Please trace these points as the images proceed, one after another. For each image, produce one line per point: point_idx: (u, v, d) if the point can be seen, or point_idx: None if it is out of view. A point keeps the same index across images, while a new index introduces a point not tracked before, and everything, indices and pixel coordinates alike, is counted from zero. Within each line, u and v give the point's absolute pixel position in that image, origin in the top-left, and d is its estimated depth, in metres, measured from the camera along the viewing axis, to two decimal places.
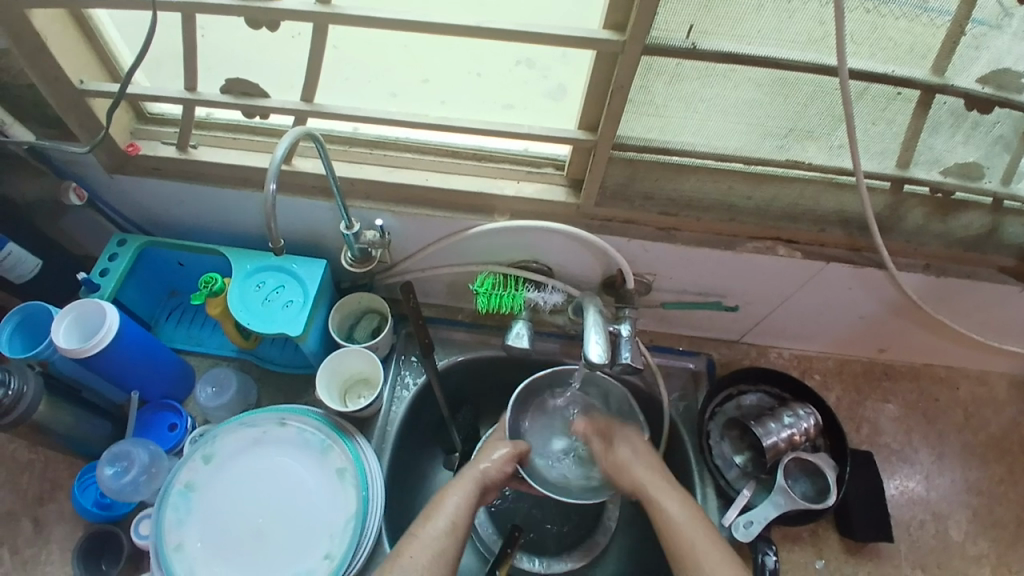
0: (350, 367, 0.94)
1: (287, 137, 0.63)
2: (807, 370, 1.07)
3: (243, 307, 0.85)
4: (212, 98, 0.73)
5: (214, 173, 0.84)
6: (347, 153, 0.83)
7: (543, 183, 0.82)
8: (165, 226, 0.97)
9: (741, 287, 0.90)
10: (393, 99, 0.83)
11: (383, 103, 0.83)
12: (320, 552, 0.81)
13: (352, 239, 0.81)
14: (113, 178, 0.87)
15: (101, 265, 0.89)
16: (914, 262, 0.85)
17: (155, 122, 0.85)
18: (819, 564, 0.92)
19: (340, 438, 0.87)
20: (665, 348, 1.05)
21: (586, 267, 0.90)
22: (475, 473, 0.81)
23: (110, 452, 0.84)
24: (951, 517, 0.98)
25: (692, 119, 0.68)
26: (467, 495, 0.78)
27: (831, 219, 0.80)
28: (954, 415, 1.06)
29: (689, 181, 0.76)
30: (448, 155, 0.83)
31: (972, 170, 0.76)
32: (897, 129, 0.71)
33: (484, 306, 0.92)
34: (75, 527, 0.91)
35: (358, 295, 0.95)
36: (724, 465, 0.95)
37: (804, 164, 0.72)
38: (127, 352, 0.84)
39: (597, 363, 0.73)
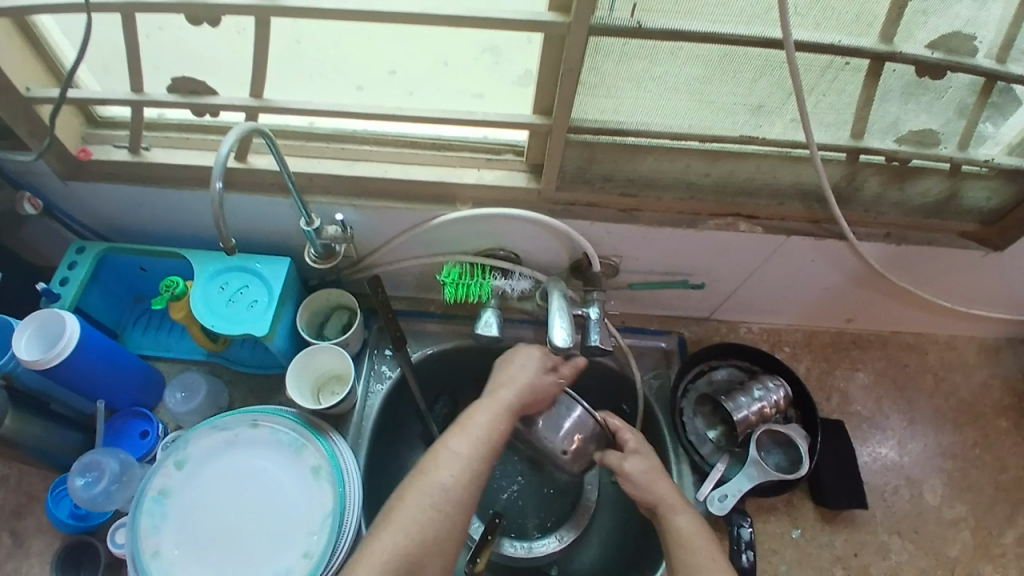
0: (323, 366, 0.94)
1: (234, 133, 0.62)
2: (777, 343, 1.08)
3: (206, 308, 0.84)
4: (160, 98, 0.72)
5: (169, 175, 0.83)
6: (305, 148, 0.82)
7: (504, 169, 0.82)
8: (126, 232, 0.95)
9: (707, 265, 0.91)
10: (357, 93, 0.80)
11: (343, 96, 0.79)
12: (298, 551, 0.81)
13: (313, 235, 0.80)
14: (69, 185, 0.85)
15: (60, 274, 0.88)
16: (876, 232, 0.87)
17: (106, 126, 0.83)
18: (796, 534, 0.94)
19: (314, 436, 0.86)
20: (637, 328, 1.05)
21: (553, 252, 0.90)
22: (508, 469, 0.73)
23: (80, 463, 0.82)
24: (926, 481, 1.00)
25: (645, 98, 0.67)
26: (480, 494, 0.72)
27: (788, 193, 0.80)
28: (924, 380, 1.08)
29: (646, 162, 0.75)
30: (406, 146, 0.82)
31: (928, 137, 0.76)
32: (848, 100, 0.72)
33: (452, 296, 0.92)
34: (52, 539, 0.90)
35: (326, 292, 0.94)
36: (698, 440, 0.96)
37: (758, 139, 0.71)
38: (91, 362, 0.83)
39: (562, 347, 0.73)
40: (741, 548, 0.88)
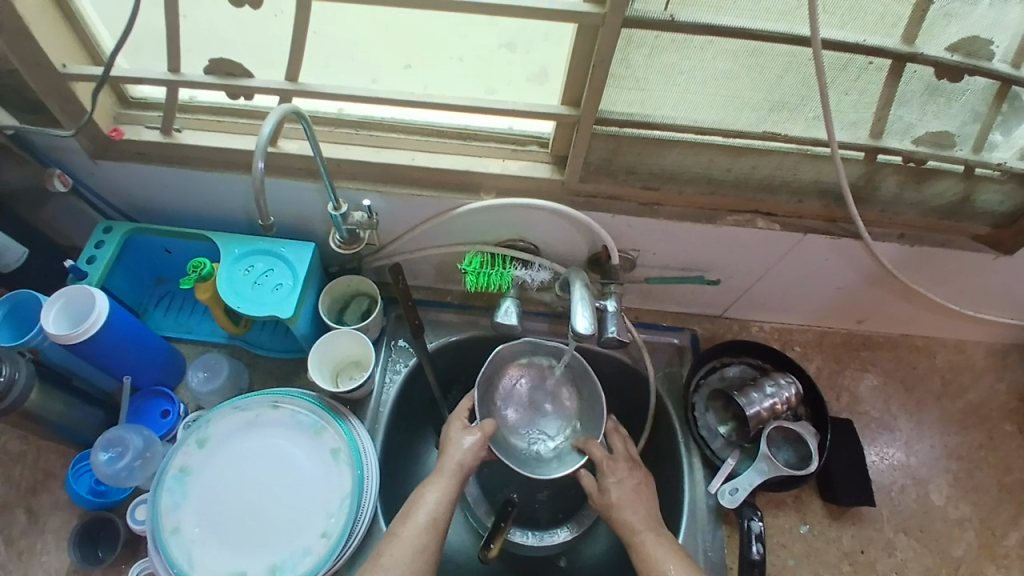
0: (342, 351, 0.95)
1: (274, 116, 0.64)
2: (789, 342, 1.10)
3: (232, 289, 0.86)
4: (196, 79, 0.73)
5: (199, 157, 0.84)
6: (333, 134, 0.84)
7: (528, 160, 0.83)
8: (152, 214, 0.97)
9: (725, 259, 0.92)
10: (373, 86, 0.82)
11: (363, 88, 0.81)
12: (316, 531, 0.82)
13: (340, 219, 0.82)
14: (98, 164, 0.86)
15: (87, 252, 0.89)
16: (890, 232, 0.89)
17: (138, 107, 0.85)
18: (805, 529, 0.95)
19: (333, 419, 0.88)
20: (650, 324, 1.07)
21: (572, 244, 0.92)
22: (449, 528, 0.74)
23: (104, 438, 0.83)
24: (933, 481, 1.01)
25: (673, 91, 0.69)
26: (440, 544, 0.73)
27: (808, 190, 0.82)
28: (932, 382, 1.10)
29: (670, 155, 0.77)
30: (433, 134, 0.84)
31: (944, 139, 0.78)
32: (870, 98, 0.74)
33: (472, 285, 0.93)
34: (68, 515, 0.91)
35: (346, 280, 0.96)
36: (710, 435, 0.98)
37: (780, 136, 0.73)
38: (116, 339, 0.84)
39: (584, 334, 0.73)
40: (751, 540, 0.89)
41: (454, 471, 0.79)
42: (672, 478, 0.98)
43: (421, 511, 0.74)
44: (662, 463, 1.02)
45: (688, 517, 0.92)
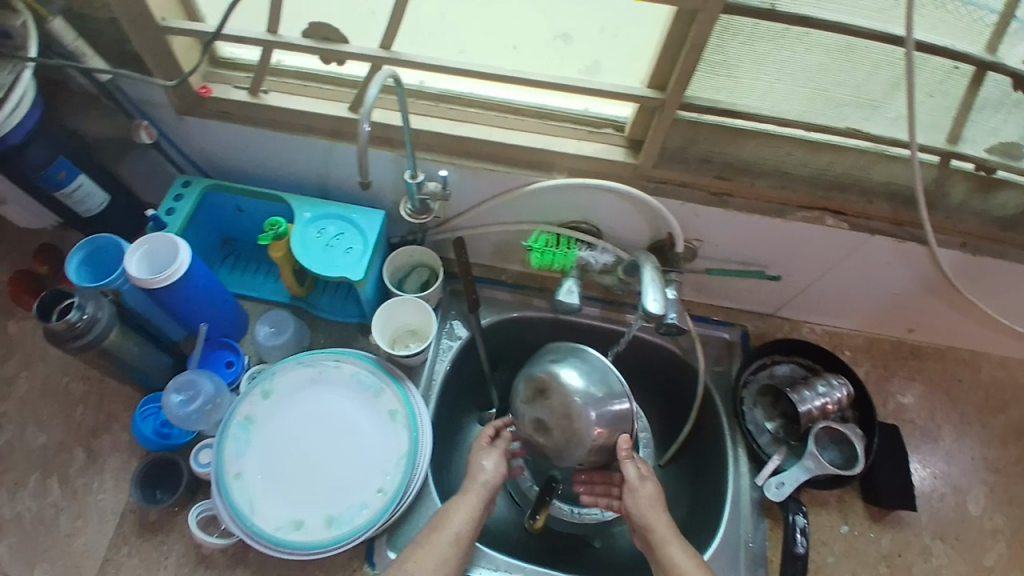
0: (403, 320, 0.98)
1: (377, 82, 0.67)
2: (839, 345, 1.10)
3: (305, 250, 0.89)
4: (293, 41, 0.76)
5: (282, 119, 0.87)
6: (413, 106, 0.86)
7: (601, 143, 0.84)
8: (228, 173, 1.00)
9: (786, 256, 0.93)
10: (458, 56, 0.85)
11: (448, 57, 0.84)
12: (373, 487, 0.85)
13: (414, 188, 0.84)
14: (183, 120, 0.89)
15: (167, 205, 0.92)
16: (952, 240, 0.88)
17: (226, 67, 0.88)
18: (845, 528, 0.96)
19: (393, 382, 0.91)
20: (702, 317, 1.08)
21: (637, 230, 0.93)
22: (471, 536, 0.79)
23: (176, 381, 0.87)
24: (970, 491, 1.01)
25: (763, 80, 0.70)
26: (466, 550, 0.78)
27: (878, 191, 0.83)
28: (976, 396, 1.10)
29: (749, 146, 0.79)
30: (511, 112, 0.86)
31: (1013, 149, 0.79)
32: (949, 102, 0.75)
33: (537, 262, 0.95)
34: (126, 458, 0.95)
35: (408, 250, 0.99)
36: (756, 430, 0.99)
37: (862, 132, 0.73)
38: (194, 288, 0.87)
39: (655, 315, 0.75)
40: (795, 534, 0.91)
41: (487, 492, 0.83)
42: (717, 468, 1.00)
43: (448, 527, 0.79)
44: (703, 455, 1.04)
45: (731, 509, 0.94)
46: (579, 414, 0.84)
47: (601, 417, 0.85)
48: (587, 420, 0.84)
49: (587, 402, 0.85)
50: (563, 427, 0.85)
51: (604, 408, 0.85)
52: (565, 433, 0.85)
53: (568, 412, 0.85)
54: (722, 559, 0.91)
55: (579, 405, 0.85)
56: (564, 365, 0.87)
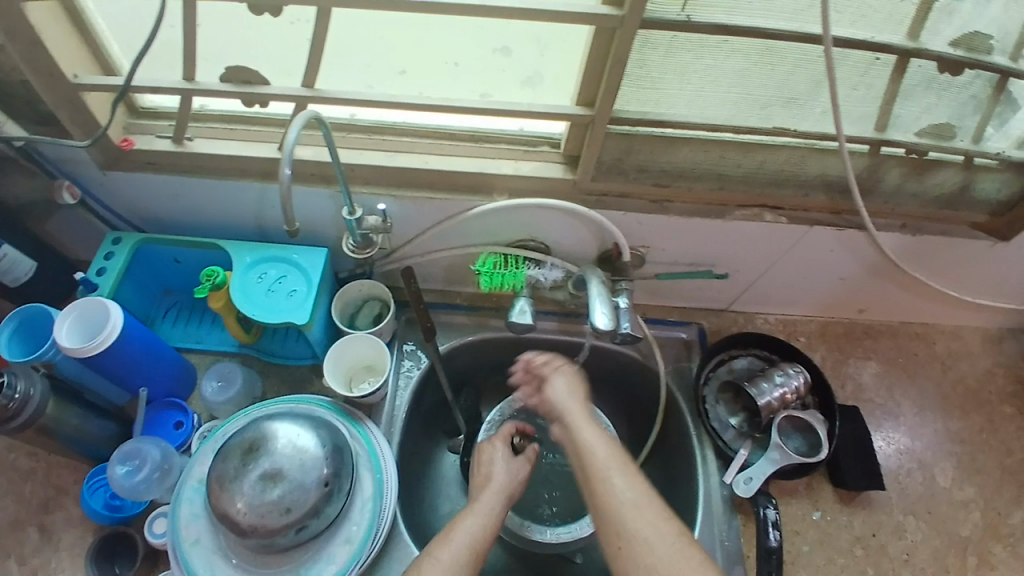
0: (356, 355, 0.97)
1: (299, 118, 0.63)
2: (793, 333, 1.12)
3: (246, 297, 0.86)
4: (212, 87, 0.73)
5: (213, 165, 0.84)
6: (344, 139, 0.84)
7: (539, 161, 0.84)
8: (161, 224, 0.96)
9: (730, 255, 0.94)
10: (402, 77, 0.83)
11: (391, 81, 0.82)
12: (338, 537, 0.85)
13: (353, 224, 0.82)
14: (108, 176, 0.85)
15: (96, 265, 0.88)
16: (892, 223, 0.90)
17: (148, 117, 0.84)
18: (816, 515, 0.97)
19: (351, 423, 0.92)
20: (658, 320, 1.09)
21: (584, 243, 0.93)
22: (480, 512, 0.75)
23: (120, 451, 0.84)
24: (937, 465, 1.04)
25: (687, 90, 0.71)
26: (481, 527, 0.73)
27: (813, 185, 0.84)
28: (932, 369, 1.13)
29: (681, 153, 0.79)
30: (445, 138, 0.85)
31: (945, 130, 0.79)
32: (875, 93, 0.75)
33: (488, 284, 0.96)
34: (83, 531, 0.89)
35: (359, 283, 0.96)
36: (721, 427, 1.00)
37: (791, 131, 0.74)
38: (130, 349, 0.84)
39: (603, 330, 0.76)
40: (768, 528, 0.92)
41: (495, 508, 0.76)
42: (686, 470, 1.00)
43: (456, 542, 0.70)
44: (673, 455, 1.04)
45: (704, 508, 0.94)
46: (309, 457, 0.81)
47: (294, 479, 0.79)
48: (322, 471, 0.82)
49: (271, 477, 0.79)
50: (314, 481, 0.81)
51: (281, 474, 0.79)
52: (304, 493, 0.80)
53: (301, 483, 0.80)
54: None
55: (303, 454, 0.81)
56: (287, 422, 0.84)
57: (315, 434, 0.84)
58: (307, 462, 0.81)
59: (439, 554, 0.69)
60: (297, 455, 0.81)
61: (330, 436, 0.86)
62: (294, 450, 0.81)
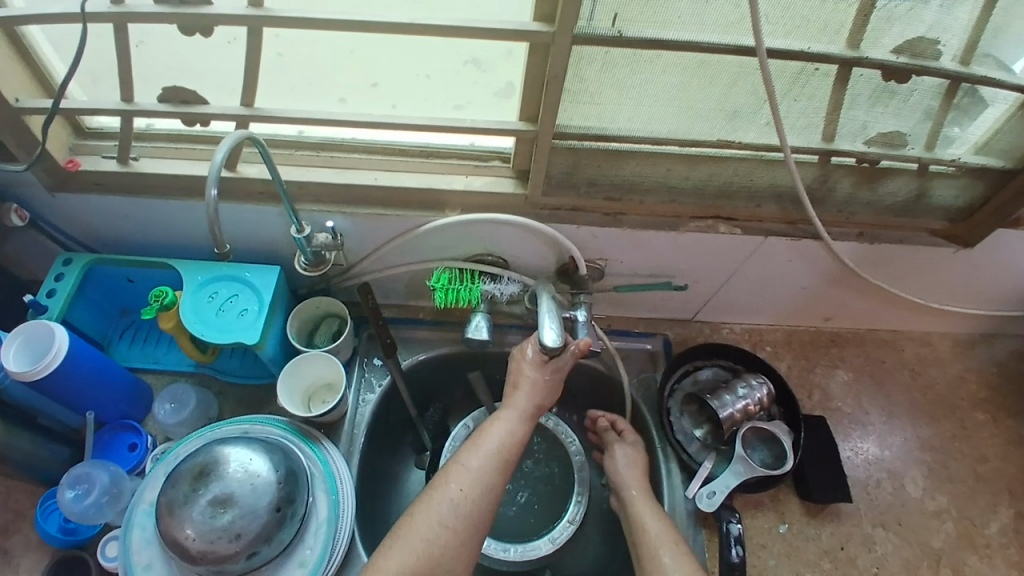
0: (314, 375, 0.95)
1: (228, 140, 0.64)
2: (759, 342, 1.12)
3: (197, 318, 0.85)
4: (151, 108, 0.72)
5: (159, 185, 0.83)
6: (292, 157, 0.83)
7: (491, 176, 0.84)
8: (114, 244, 0.96)
9: (689, 266, 0.94)
10: (374, 89, 0.90)
11: (365, 90, 0.89)
12: (293, 559, 0.84)
13: (303, 242, 0.81)
14: (56, 197, 0.84)
15: (47, 286, 0.87)
16: (848, 231, 0.89)
17: (94, 137, 0.84)
18: (783, 528, 0.96)
19: (307, 444, 0.91)
20: (622, 331, 1.08)
21: (541, 256, 0.92)
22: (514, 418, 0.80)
23: (70, 475, 0.83)
24: (907, 473, 1.03)
25: (626, 105, 0.71)
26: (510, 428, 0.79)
27: (766, 195, 0.83)
28: (901, 376, 1.12)
29: (629, 166, 0.78)
30: (395, 153, 0.84)
31: (895, 139, 0.80)
32: (819, 104, 0.75)
33: (442, 301, 0.93)
34: (42, 554, 0.87)
35: (317, 300, 0.95)
36: (686, 439, 0.99)
37: (736, 143, 0.74)
38: (78, 372, 0.83)
39: (551, 346, 0.77)
40: (730, 543, 0.90)
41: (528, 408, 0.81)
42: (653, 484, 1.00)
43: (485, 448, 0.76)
44: None
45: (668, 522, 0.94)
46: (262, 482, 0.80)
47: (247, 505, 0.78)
48: (275, 495, 0.81)
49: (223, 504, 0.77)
50: (266, 506, 0.79)
51: (234, 500, 0.78)
52: (257, 518, 0.78)
53: (254, 508, 0.78)
54: None
55: (255, 479, 0.80)
56: (239, 447, 0.83)
57: (267, 458, 0.83)
58: (260, 486, 0.80)
59: (469, 461, 0.74)
60: (250, 480, 0.80)
61: (283, 461, 0.85)
62: (246, 475, 0.80)
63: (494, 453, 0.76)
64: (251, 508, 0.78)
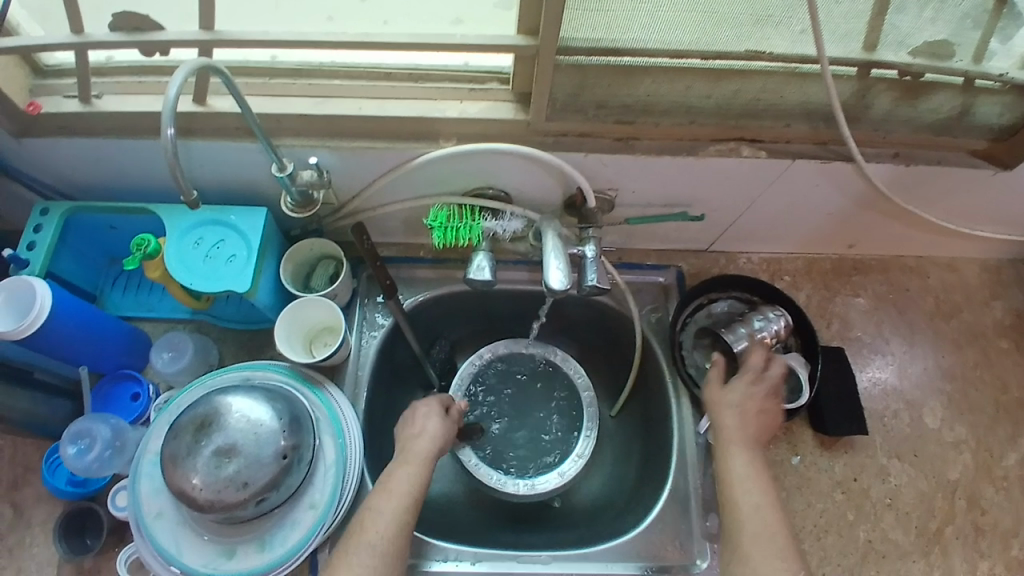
0: (312, 319, 0.92)
1: (181, 71, 0.56)
2: (777, 273, 1.06)
3: (184, 266, 0.80)
4: (103, 38, 0.65)
5: (126, 124, 0.76)
6: (267, 85, 0.76)
7: (488, 101, 0.75)
8: (91, 189, 0.89)
9: (706, 195, 0.87)
10: (361, 1, 0.81)
11: (349, 5, 0.80)
12: (303, 503, 0.82)
13: (286, 181, 0.74)
14: (22, 143, 0.78)
15: (26, 239, 0.82)
16: (884, 151, 0.81)
17: (52, 75, 0.76)
18: (796, 460, 0.94)
19: (310, 389, 0.88)
20: (633, 264, 1.03)
21: (545, 188, 0.85)
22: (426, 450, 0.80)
23: (70, 431, 0.82)
24: (926, 404, 0.99)
25: (641, 11, 0.62)
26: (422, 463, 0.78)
27: (795, 113, 0.75)
28: (925, 303, 1.06)
29: (644, 84, 0.70)
30: (382, 78, 0.76)
31: (942, 48, 0.71)
32: (862, 6, 0.66)
33: (441, 241, 0.87)
34: (53, 506, 0.88)
35: (309, 242, 0.90)
36: (698, 374, 0.96)
37: (766, 54, 0.66)
38: (66, 328, 0.80)
39: (557, 291, 0.72)
40: None
41: (425, 454, 0.79)
42: (663, 418, 0.97)
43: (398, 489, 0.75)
44: (651, 401, 1.01)
45: (677, 457, 0.92)
46: (265, 432, 0.77)
47: (250, 455, 0.76)
48: (279, 443, 0.78)
49: (227, 455, 0.75)
50: (271, 454, 0.77)
51: (238, 450, 0.75)
52: (262, 467, 0.76)
53: (257, 457, 0.76)
54: (673, 511, 0.89)
55: (258, 429, 0.77)
56: (239, 395, 0.79)
57: (269, 405, 0.79)
58: (263, 435, 0.77)
59: (378, 506, 0.73)
60: (252, 429, 0.77)
61: (286, 408, 0.82)
62: (249, 425, 0.77)
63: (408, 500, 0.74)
64: (256, 458, 0.76)
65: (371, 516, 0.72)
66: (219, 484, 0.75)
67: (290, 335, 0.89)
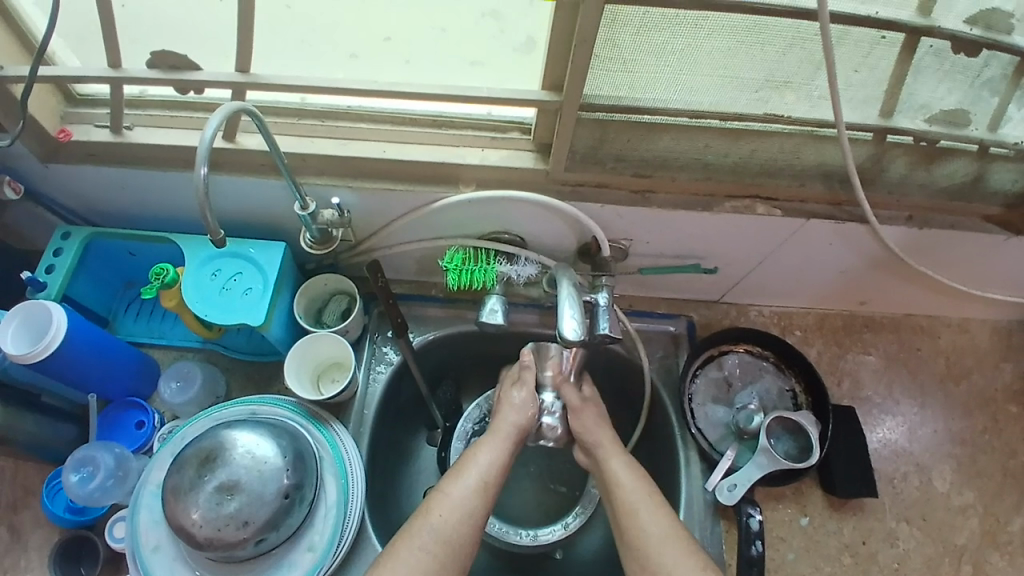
0: (321, 354, 0.92)
1: (221, 111, 0.58)
2: (788, 327, 1.06)
3: (199, 297, 0.80)
4: (140, 74, 0.67)
5: (154, 155, 0.78)
6: (294, 125, 0.77)
7: (509, 149, 0.77)
8: (113, 215, 0.91)
9: (719, 248, 0.87)
10: (387, 44, 0.83)
11: (376, 48, 0.82)
12: (302, 543, 0.81)
13: (307, 219, 0.76)
14: (49, 168, 0.79)
15: (44, 262, 0.83)
16: (897, 214, 0.81)
17: (85, 104, 0.78)
18: (804, 521, 0.93)
19: (315, 425, 0.87)
20: (644, 312, 1.03)
21: (561, 236, 0.86)
22: (510, 428, 0.80)
23: (73, 458, 0.82)
24: (935, 468, 0.98)
25: (663, 72, 0.64)
26: (500, 452, 0.77)
27: (811, 173, 0.76)
28: (936, 365, 1.06)
29: (663, 140, 0.72)
30: (405, 122, 0.78)
31: (958, 116, 0.72)
32: (880, 76, 0.67)
33: (455, 283, 0.88)
34: (49, 532, 0.86)
35: (325, 277, 0.91)
36: (707, 427, 0.95)
37: (784, 118, 0.68)
38: (79, 353, 0.80)
39: (571, 340, 0.72)
40: (751, 538, 0.87)
41: (512, 435, 0.79)
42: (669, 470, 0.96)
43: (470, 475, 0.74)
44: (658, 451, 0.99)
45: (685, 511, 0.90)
46: (268, 469, 0.77)
47: (252, 492, 0.75)
48: (282, 481, 0.77)
49: (229, 492, 0.74)
50: (273, 492, 0.76)
51: (240, 487, 0.74)
52: (263, 505, 0.75)
53: (259, 495, 0.75)
54: None
55: (261, 466, 0.76)
56: (245, 430, 0.79)
57: (273, 442, 0.79)
58: (266, 472, 0.76)
59: (451, 489, 0.72)
60: (255, 466, 0.76)
61: (291, 444, 0.81)
62: (253, 462, 0.76)
63: (479, 488, 0.73)
64: (258, 495, 0.75)
65: (443, 502, 0.71)
66: (219, 521, 0.74)
67: (297, 369, 0.89)
